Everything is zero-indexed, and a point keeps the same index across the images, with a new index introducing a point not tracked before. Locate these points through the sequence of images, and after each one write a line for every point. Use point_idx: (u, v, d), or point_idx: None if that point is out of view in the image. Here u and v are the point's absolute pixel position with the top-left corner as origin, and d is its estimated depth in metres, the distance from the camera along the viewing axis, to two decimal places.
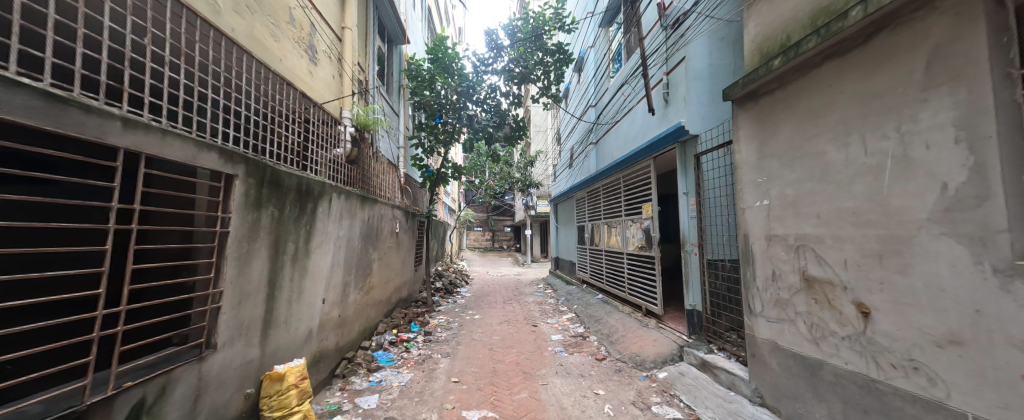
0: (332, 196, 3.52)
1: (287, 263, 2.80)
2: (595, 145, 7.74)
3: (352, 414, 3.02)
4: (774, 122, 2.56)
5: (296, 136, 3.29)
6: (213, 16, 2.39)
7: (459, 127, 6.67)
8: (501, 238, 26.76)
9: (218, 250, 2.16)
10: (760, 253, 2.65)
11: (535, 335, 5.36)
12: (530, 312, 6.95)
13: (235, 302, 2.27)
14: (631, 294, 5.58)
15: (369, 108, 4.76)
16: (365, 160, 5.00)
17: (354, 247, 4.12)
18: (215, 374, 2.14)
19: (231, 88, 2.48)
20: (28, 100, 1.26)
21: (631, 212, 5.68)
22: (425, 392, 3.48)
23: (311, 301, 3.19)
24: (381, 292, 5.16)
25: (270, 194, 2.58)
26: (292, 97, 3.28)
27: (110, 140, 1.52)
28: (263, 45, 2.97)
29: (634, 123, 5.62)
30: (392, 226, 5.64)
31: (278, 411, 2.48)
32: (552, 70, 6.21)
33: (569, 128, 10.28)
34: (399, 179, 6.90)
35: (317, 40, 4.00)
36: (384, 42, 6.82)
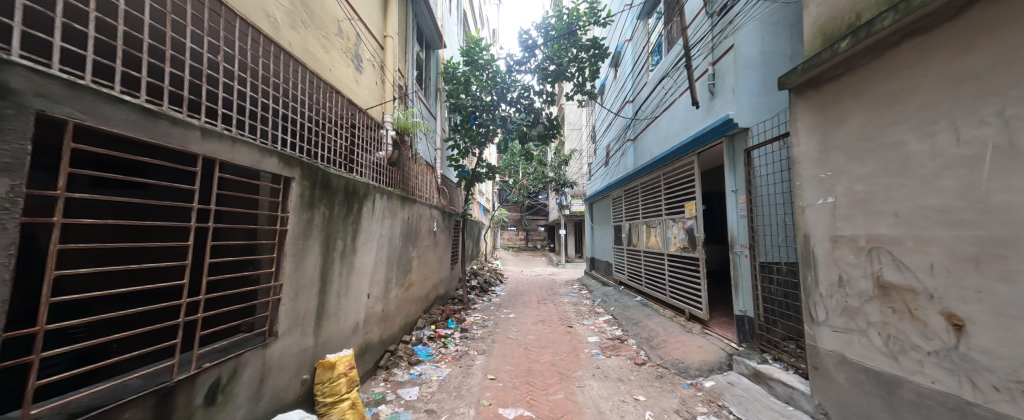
0: (375, 196, 3.72)
1: (337, 259, 2.99)
2: (632, 142, 7.47)
3: (395, 404, 3.17)
4: (840, 111, 2.31)
5: (343, 140, 3.51)
6: (271, 32, 2.62)
7: (493, 128, 6.75)
8: (535, 237, 26.76)
9: (278, 246, 2.36)
10: (824, 256, 2.41)
11: (571, 336, 5.28)
12: (565, 313, 6.88)
13: (292, 294, 2.47)
14: (673, 297, 5.32)
15: (409, 111, 4.97)
16: (405, 162, 5.21)
17: (395, 245, 4.31)
18: (277, 360, 2.34)
19: (288, 98, 2.70)
20: (129, 115, 1.44)
21: (673, 211, 5.41)
22: (463, 387, 3.57)
23: (357, 296, 3.39)
24: (420, 288, 5.36)
25: (322, 195, 2.77)
26: (340, 104, 3.50)
27: (190, 148, 1.71)
28: (314, 56, 3.20)
29: (675, 117, 5.36)
30: (430, 225, 5.85)
31: (330, 397, 2.65)
32: (587, 66, 6.08)
33: (605, 124, 10.03)
34: (436, 179, 7.11)
35: (362, 49, 4.23)
36: (421, 48, 7.07)
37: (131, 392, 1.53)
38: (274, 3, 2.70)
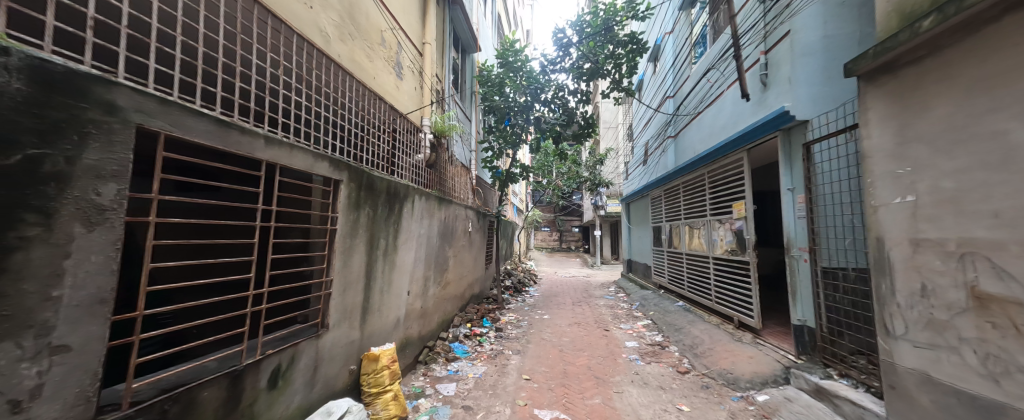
0: (414, 197, 3.87)
1: (380, 257, 3.15)
2: (673, 139, 7.13)
3: (434, 398, 3.28)
4: (923, 97, 2.04)
5: (385, 145, 3.70)
6: (323, 45, 2.83)
7: (527, 128, 6.73)
8: (569, 238, 26.38)
9: (329, 244, 2.54)
10: (902, 261, 2.14)
11: (608, 340, 5.14)
12: (601, 316, 6.71)
13: (341, 289, 2.64)
14: (720, 302, 5.00)
15: (445, 115, 5.11)
16: (442, 164, 5.37)
17: (433, 244, 4.46)
18: (328, 350, 2.52)
19: (337, 106, 2.90)
20: (208, 126, 1.62)
21: (719, 211, 5.09)
22: (498, 386, 3.60)
23: (398, 293, 3.54)
24: (456, 286, 5.50)
25: (366, 197, 2.93)
26: (382, 110, 3.69)
27: (255, 154, 1.89)
28: (360, 65, 3.39)
29: (721, 112, 5.03)
30: (465, 226, 5.97)
31: (375, 388, 2.79)
32: (624, 62, 5.88)
33: (643, 122, 9.67)
34: (471, 180, 7.25)
35: (403, 57, 4.42)
36: (457, 52, 7.25)
37: (209, 373, 1.72)
38: (326, 17, 2.90)
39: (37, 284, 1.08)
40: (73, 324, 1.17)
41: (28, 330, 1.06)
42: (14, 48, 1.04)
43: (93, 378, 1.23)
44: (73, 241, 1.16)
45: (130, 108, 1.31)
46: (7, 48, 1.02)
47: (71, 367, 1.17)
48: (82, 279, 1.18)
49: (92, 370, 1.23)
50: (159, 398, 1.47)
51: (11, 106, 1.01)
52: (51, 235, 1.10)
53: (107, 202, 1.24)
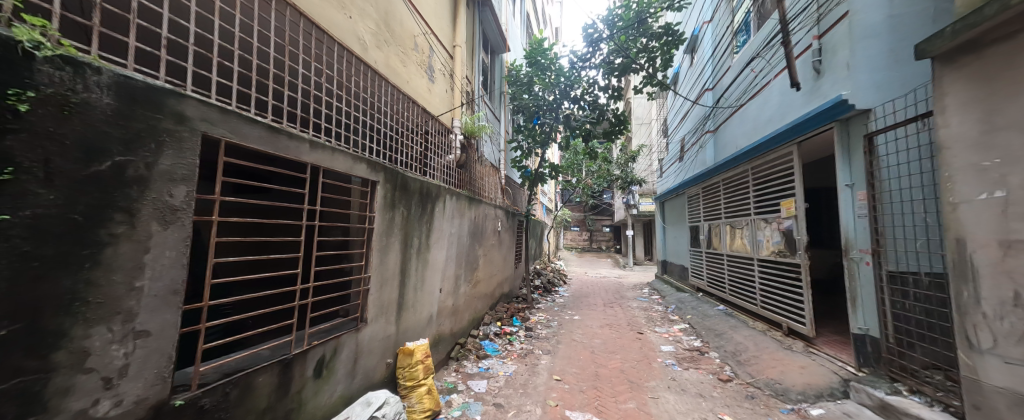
0: (446, 197, 3.96)
1: (413, 255, 3.26)
2: (712, 133, 6.75)
3: (466, 394, 3.34)
4: (1016, 79, 1.79)
5: (418, 146, 3.82)
6: (360, 52, 2.97)
7: (556, 127, 6.67)
8: (600, 238, 25.83)
9: (367, 242, 2.66)
10: (990, 266, 1.88)
11: (643, 344, 4.97)
12: (634, 318, 6.51)
13: (378, 285, 2.75)
14: (765, 307, 4.68)
15: (475, 115, 5.18)
16: (472, 164, 5.46)
17: (464, 243, 4.55)
18: (367, 343, 2.64)
19: (374, 110, 3.03)
20: (261, 132, 1.75)
21: (764, 210, 4.77)
22: (529, 385, 3.61)
23: (431, 290, 3.64)
24: (486, 285, 5.57)
25: (401, 197, 3.04)
26: (415, 113, 3.81)
27: (301, 157, 2.02)
28: (394, 71, 3.53)
29: (767, 103, 4.70)
30: (495, 225, 6.03)
31: (410, 381, 2.89)
32: (658, 55, 5.65)
33: (678, 116, 9.26)
34: (500, 180, 7.30)
35: (434, 60, 4.54)
36: (487, 54, 7.33)
37: (263, 360, 1.86)
38: (363, 26, 3.05)
39: (123, 275, 1.22)
40: (152, 311, 1.31)
41: (117, 316, 1.21)
42: (105, 67, 1.17)
43: (169, 361, 1.37)
44: (152, 238, 1.29)
45: (196, 118, 1.44)
46: (100, 68, 1.15)
47: (150, 350, 1.31)
48: (159, 271, 1.32)
49: (167, 354, 1.37)
50: (222, 381, 1.61)
51: (102, 119, 1.15)
52: (134, 233, 1.24)
53: (178, 203, 1.38)
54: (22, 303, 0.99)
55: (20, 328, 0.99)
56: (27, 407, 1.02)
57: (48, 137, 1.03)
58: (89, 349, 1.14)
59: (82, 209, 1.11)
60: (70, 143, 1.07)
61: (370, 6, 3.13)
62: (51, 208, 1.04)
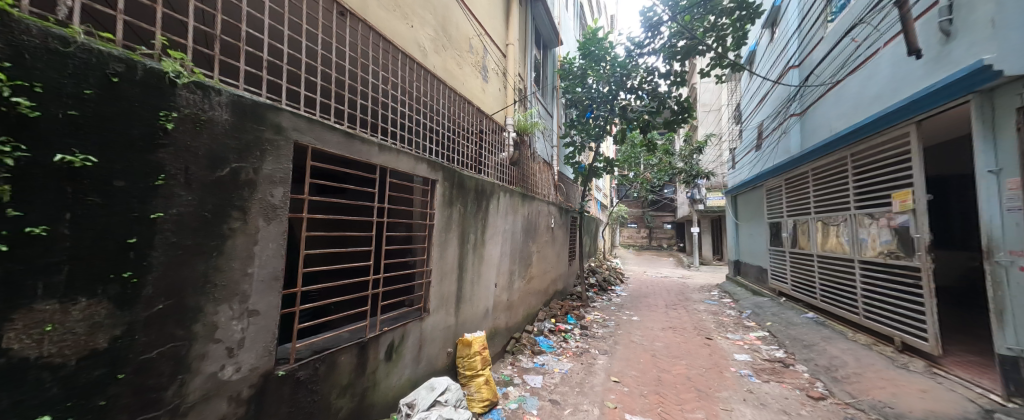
0: (500, 194, 4.04)
1: (470, 251, 3.39)
2: (798, 117, 5.92)
3: (522, 388, 3.39)
4: None
5: (473, 145, 3.94)
6: (421, 59, 3.16)
7: (612, 120, 6.41)
8: (660, 235, 24.27)
9: (428, 238, 2.82)
10: None
11: (712, 350, 4.57)
12: (701, 322, 6.02)
13: (439, 278, 2.91)
14: (869, 317, 4.00)
15: (527, 112, 5.17)
16: (524, 161, 5.49)
17: (518, 239, 4.61)
18: (430, 332, 2.82)
19: (433, 113, 3.20)
20: (339, 138, 1.96)
21: (868, 204, 4.07)
22: (586, 384, 3.55)
23: (486, 285, 3.75)
24: (540, 281, 5.60)
25: (458, 195, 3.17)
26: (471, 113, 3.94)
27: (371, 159, 2.20)
28: (452, 74, 3.69)
29: (873, 78, 3.99)
30: (548, 222, 5.99)
31: (469, 370, 3.03)
32: (728, 33, 5.11)
33: (754, 100, 8.30)
34: (553, 176, 7.23)
35: (488, 61, 4.65)
36: (539, 50, 7.31)
37: (344, 342, 2.09)
38: (423, 33, 3.22)
39: (240, 263, 1.45)
40: (260, 294, 1.54)
41: (235, 297, 1.44)
42: (224, 89, 1.38)
43: (273, 337, 1.61)
44: (259, 232, 1.52)
45: (289, 128, 1.65)
46: (221, 90, 1.36)
47: (258, 327, 1.54)
48: (265, 260, 1.55)
49: (272, 331, 1.60)
50: (312, 357, 1.84)
51: (223, 133, 1.37)
52: (247, 227, 1.47)
53: (277, 202, 1.60)
54: (173, 283, 1.23)
55: (171, 304, 1.23)
56: (178, 367, 1.26)
57: (187, 150, 1.26)
58: (217, 323, 1.38)
59: (210, 208, 1.34)
60: (201, 154, 1.30)
61: (429, 14, 3.30)
62: (189, 206, 1.27)
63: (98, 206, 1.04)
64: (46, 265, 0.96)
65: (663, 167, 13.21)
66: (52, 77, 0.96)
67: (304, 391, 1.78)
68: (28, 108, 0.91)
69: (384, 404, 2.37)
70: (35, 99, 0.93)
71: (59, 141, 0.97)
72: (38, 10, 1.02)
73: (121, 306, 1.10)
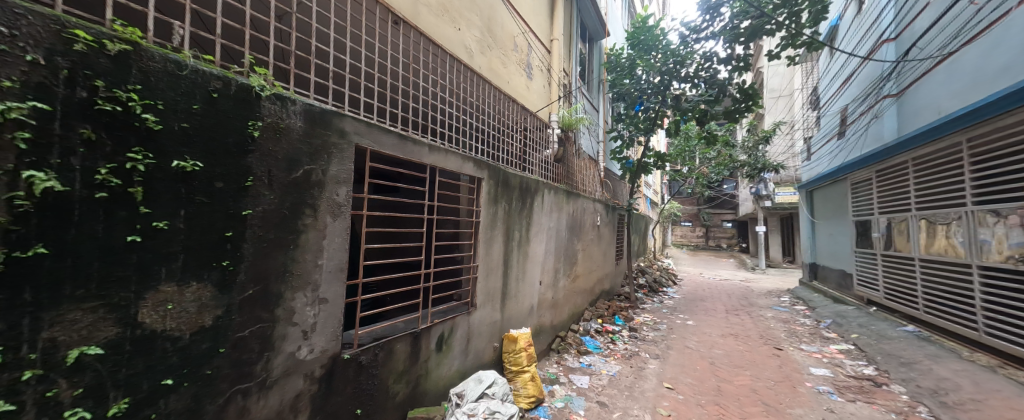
0: (544, 191, 4.02)
1: (515, 248, 3.42)
2: (894, 98, 5.10)
3: (568, 387, 3.36)
4: None
5: (518, 143, 3.97)
6: (467, 60, 3.24)
7: (663, 111, 6.07)
8: (719, 234, 22.45)
9: (475, 235, 2.89)
10: None
11: (783, 362, 4.14)
12: (768, 331, 5.47)
13: (485, 274, 2.97)
14: (994, 334, 3.35)
15: (573, 108, 5.07)
16: (569, 157, 5.41)
17: (563, 237, 4.56)
18: (477, 326, 2.90)
19: (479, 112, 3.27)
20: (393, 140, 2.08)
21: (993, 198, 3.38)
22: (636, 388, 3.41)
23: (532, 282, 3.77)
24: (586, 280, 5.49)
25: (503, 193, 3.21)
26: (515, 111, 3.96)
27: (421, 159, 2.31)
28: (497, 73, 3.74)
29: (998, 46, 3.30)
30: (594, 220, 5.85)
31: (515, 366, 3.06)
32: (803, 8, 4.55)
33: (835, 82, 7.30)
34: (599, 173, 7.04)
35: (533, 58, 4.64)
36: (585, 43, 7.13)
37: (399, 331, 2.22)
38: (469, 35, 3.30)
39: (312, 255, 1.61)
40: (328, 284, 1.70)
41: (308, 286, 1.60)
42: (298, 99, 1.54)
43: (339, 323, 1.77)
44: (327, 227, 1.68)
45: (352, 132, 1.79)
46: (296, 100, 1.52)
47: (327, 314, 1.70)
48: (332, 253, 1.71)
49: (338, 318, 1.76)
50: (371, 344, 1.99)
51: (297, 138, 1.54)
52: (317, 223, 1.63)
53: (342, 200, 1.75)
54: (260, 271, 1.41)
55: (258, 290, 1.40)
56: (265, 344, 1.44)
57: (270, 154, 1.43)
58: (294, 308, 1.55)
59: (288, 205, 1.51)
60: (281, 157, 1.47)
61: (475, 16, 3.37)
62: (271, 205, 1.43)
63: (205, 203, 1.22)
64: (167, 254, 1.14)
65: (722, 161, 12.19)
66: (171, 96, 1.14)
67: (365, 374, 1.94)
68: (154, 122, 1.08)
69: (435, 392, 2.49)
70: (159, 115, 1.10)
71: (175, 149, 1.14)
72: (160, 40, 1.21)
73: (221, 289, 1.28)
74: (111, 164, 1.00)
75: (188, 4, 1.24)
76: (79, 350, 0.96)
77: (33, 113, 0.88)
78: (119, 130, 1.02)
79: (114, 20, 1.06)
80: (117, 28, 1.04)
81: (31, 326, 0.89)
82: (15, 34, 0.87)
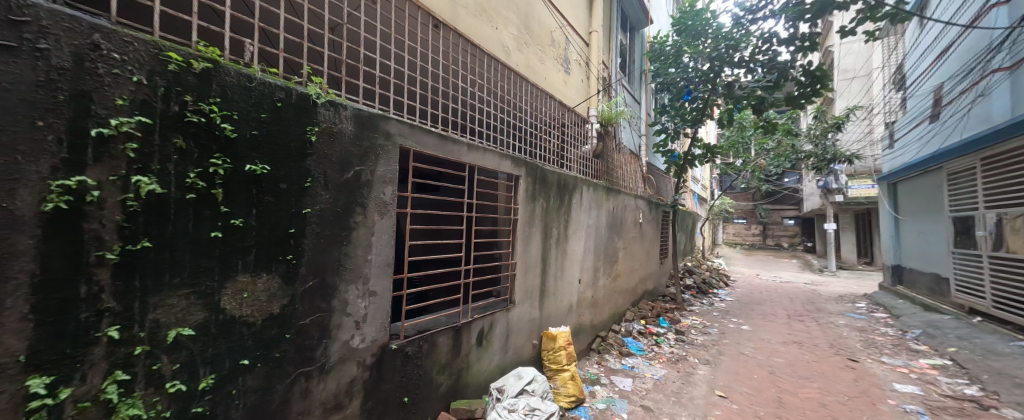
0: (583, 188, 3.93)
1: (553, 246, 3.39)
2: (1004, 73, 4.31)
3: (610, 389, 3.27)
4: None
5: (556, 140, 3.91)
6: (504, 58, 3.26)
7: (714, 100, 5.65)
8: (778, 233, 20.55)
9: (513, 232, 2.90)
10: None
11: (859, 376, 3.69)
12: (840, 340, 4.91)
13: (523, 271, 2.98)
14: None
15: (613, 101, 4.89)
16: (610, 153, 5.25)
17: (602, 235, 4.43)
18: (516, 323, 2.92)
19: (516, 110, 3.27)
20: (433, 141, 2.14)
21: None
22: (684, 395, 3.24)
23: (571, 280, 3.72)
24: (627, 279, 5.31)
25: (541, 190, 3.19)
26: (553, 107, 3.91)
27: (460, 158, 2.36)
28: (534, 69, 3.71)
29: None
30: (637, 217, 5.62)
31: (554, 364, 3.05)
32: None
33: (926, 57, 6.33)
34: (642, 168, 6.76)
35: (571, 51, 4.54)
36: (626, 33, 6.85)
37: (441, 324, 2.30)
38: (507, 33, 3.31)
39: (362, 250, 1.72)
40: (377, 278, 1.81)
41: (359, 279, 1.71)
42: (349, 105, 1.65)
43: (387, 315, 1.87)
44: (375, 224, 1.78)
45: (396, 134, 1.88)
46: (347, 105, 1.62)
47: (377, 306, 1.81)
48: (380, 248, 1.81)
49: (386, 310, 1.86)
50: (416, 336, 2.08)
51: (348, 142, 1.64)
52: (367, 221, 1.73)
53: (388, 198, 1.85)
54: (318, 265, 1.53)
55: (317, 282, 1.53)
56: (323, 332, 1.56)
57: (325, 157, 1.54)
58: (348, 299, 1.67)
59: (341, 204, 1.61)
60: (334, 159, 1.58)
61: (512, 14, 3.38)
62: (326, 204, 1.55)
63: (272, 203, 1.35)
64: (242, 249, 1.27)
65: (783, 152, 11.12)
66: (244, 107, 1.26)
67: (411, 364, 2.03)
68: (230, 131, 1.21)
69: (476, 386, 2.55)
70: (234, 124, 1.23)
71: (248, 155, 1.27)
72: (234, 57, 1.34)
73: (287, 281, 1.41)
74: (197, 169, 1.13)
75: (255, 22, 1.36)
76: (176, 330, 1.11)
77: (139, 126, 1.02)
78: (204, 138, 1.15)
79: (198, 42, 1.19)
80: (200, 49, 1.17)
81: (141, 309, 1.03)
82: (125, 59, 1.00)
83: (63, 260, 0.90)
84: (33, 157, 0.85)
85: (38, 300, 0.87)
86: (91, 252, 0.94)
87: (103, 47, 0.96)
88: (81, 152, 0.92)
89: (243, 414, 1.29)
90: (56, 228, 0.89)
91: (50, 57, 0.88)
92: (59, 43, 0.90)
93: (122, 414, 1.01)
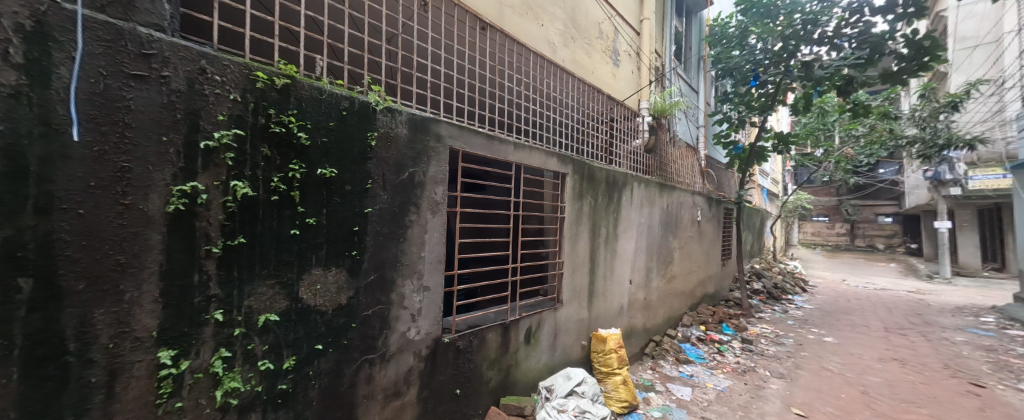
0: (634, 185, 3.75)
1: (602, 245, 3.28)
2: None
3: (666, 397, 3.09)
4: None
5: (604, 135, 3.78)
6: (551, 54, 3.23)
7: (787, 84, 5.11)
8: (870, 232, 17.79)
9: (559, 230, 2.85)
10: None
11: (985, 405, 3.07)
12: (957, 360, 4.12)
13: (571, 270, 2.93)
14: None
15: (667, 92, 4.59)
16: (663, 147, 4.95)
17: (655, 234, 4.19)
18: (564, 322, 2.88)
19: (562, 106, 3.22)
20: (480, 141, 2.18)
21: None
22: (753, 410, 2.95)
23: (621, 281, 3.57)
24: (684, 281, 4.97)
25: (588, 188, 3.11)
26: (601, 101, 3.77)
27: (507, 157, 2.38)
28: (581, 64, 3.62)
29: None
30: (694, 215, 5.23)
31: (605, 367, 2.96)
32: None
33: None
34: (700, 161, 6.27)
35: (620, 42, 4.36)
36: (682, 19, 6.41)
37: (489, 321, 2.34)
38: (553, 30, 3.27)
39: (416, 247, 1.82)
40: (430, 273, 1.90)
41: (415, 275, 1.81)
42: (403, 110, 1.74)
43: (439, 309, 1.95)
44: (428, 223, 1.87)
45: (446, 136, 1.95)
46: (402, 111, 1.72)
47: (430, 300, 1.90)
48: (432, 245, 1.89)
49: (438, 304, 1.95)
50: (466, 330, 2.15)
51: (403, 145, 1.74)
52: (420, 219, 1.83)
53: (439, 198, 1.93)
54: (378, 261, 1.64)
55: (377, 276, 1.64)
56: (383, 322, 1.67)
57: (383, 159, 1.65)
58: (404, 293, 1.77)
59: (397, 204, 1.72)
60: (391, 162, 1.68)
61: (559, 9, 3.34)
62: (384, 203, 1.66)
63: (338, 203, 1.47)
64: (315, 245, 1.41)
65: (876, 139, 9.60)
66: (315, 117, 1.40)
67: (462, 358, 2.11)
68: (303, 138, 1.35)
69: (525, 383, 2.57)
70: (307, 133, 1.37)
71: (318, 160, 1.40)
72: (308, 71, 1.48)
73: (352, 275, 1.54)
74: (279, 174, 1.28)
75: (324, 39, 1.49)
76: (264, 316, 1.27)
77: (234, 138, 1.17)
78: (284, 146, 1.29)
79: (279, 60, 1.33)
80: (280, 67, 1.31)
81: (239, 295, 1.20)
82: (224, 80, 1.16)
83: (182, 252, 1.06)
84: (160, 167, 1.02)
85: (165, 285, 1.04)
86: (201, 246, 1.10)
87: (208, 71, 1.12)
88: (192, 161, 1.08)
89: (318, 393, 1.44)
90: (177, 226, 1.06)
91: (171, 82, 1.04)
92: (176, 70, 1.06)
93: (226, 386, 1.18)
